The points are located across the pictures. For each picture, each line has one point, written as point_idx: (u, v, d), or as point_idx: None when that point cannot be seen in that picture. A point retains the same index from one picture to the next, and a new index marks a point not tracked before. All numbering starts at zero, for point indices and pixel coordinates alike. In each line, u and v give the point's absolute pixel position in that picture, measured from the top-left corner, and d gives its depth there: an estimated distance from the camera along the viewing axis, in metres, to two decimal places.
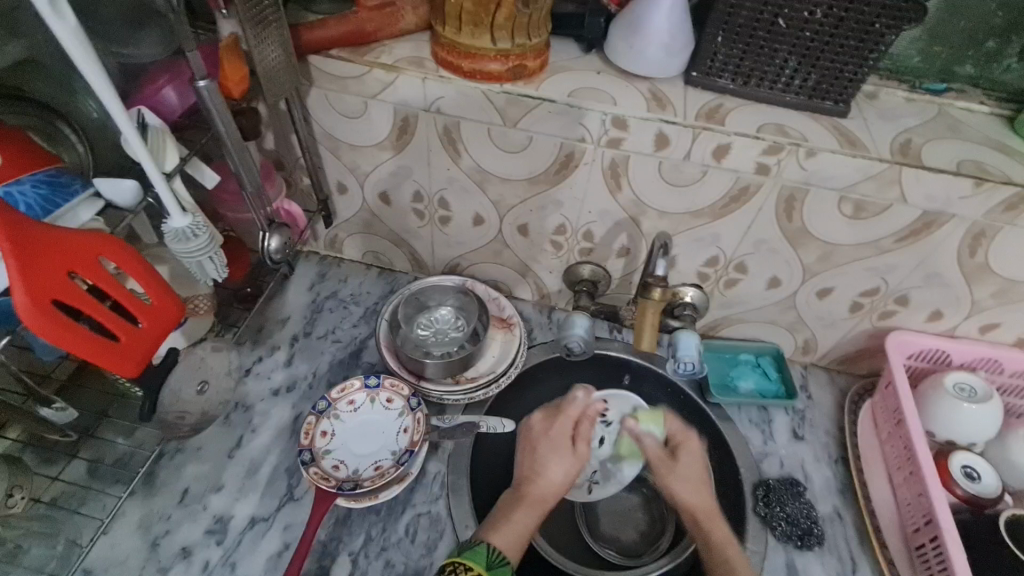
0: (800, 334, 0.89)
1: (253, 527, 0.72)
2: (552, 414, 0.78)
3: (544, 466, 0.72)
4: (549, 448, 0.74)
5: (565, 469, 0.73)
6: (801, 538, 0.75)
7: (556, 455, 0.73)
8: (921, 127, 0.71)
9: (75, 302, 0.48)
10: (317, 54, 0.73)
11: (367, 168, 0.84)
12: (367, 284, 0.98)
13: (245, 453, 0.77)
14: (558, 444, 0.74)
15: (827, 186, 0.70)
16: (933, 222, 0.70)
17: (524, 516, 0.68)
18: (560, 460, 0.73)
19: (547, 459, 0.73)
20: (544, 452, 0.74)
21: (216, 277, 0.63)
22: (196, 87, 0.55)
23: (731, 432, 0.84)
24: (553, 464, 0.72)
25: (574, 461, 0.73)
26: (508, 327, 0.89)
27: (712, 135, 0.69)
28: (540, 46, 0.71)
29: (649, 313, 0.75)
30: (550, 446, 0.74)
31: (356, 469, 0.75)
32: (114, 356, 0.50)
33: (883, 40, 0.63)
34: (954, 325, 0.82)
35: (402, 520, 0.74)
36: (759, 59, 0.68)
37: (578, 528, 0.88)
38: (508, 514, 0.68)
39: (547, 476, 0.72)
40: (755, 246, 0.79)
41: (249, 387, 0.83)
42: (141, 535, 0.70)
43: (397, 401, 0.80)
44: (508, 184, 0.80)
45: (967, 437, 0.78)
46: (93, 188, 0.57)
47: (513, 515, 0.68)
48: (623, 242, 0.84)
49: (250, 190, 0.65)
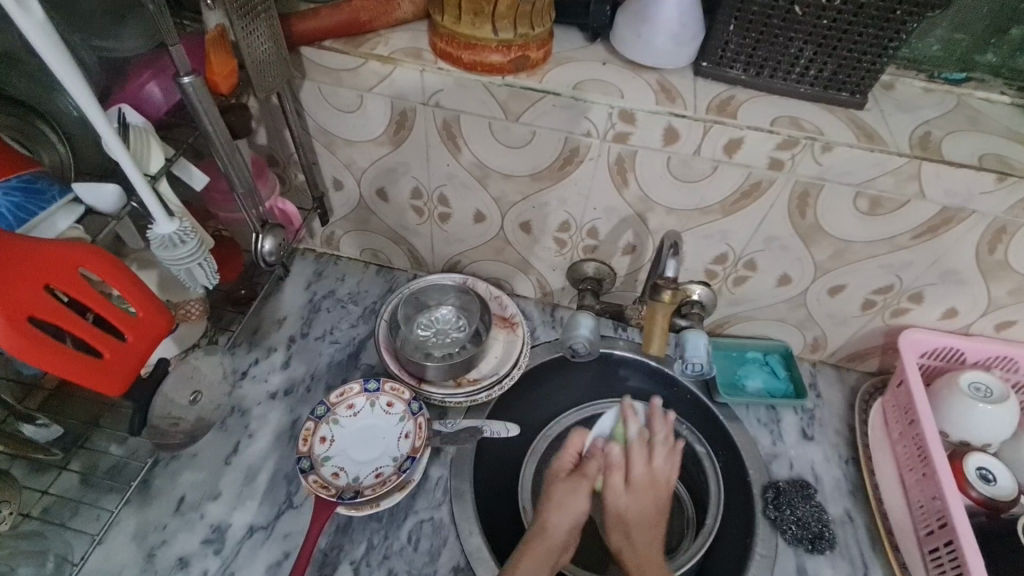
0: (810, 332, 0.87)
1: (251, 537, 0.70)
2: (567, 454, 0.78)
3: (546, 516, 0.71)
4: (555, 499, 0.73)
5: (570, 516, 0.71)
6: (813, 542, 0.73)
7: (561, 507, 0.72)
8: (940, 119, 0.69)
9: (54, 318, 0.45)
10: (310, 46, 0.70)
11: (364, 163, 0.81)
12: (366, 282, 0.95)
13: (243, 459, 0.75)
14: (566, 489, 0.74)
15: (842, 181, 0.67)
16: (953, 218, 0.68)
17: (538, 561, 0.67)
18: (566, 508, 0.72)
19: (554, 509, 0.72)
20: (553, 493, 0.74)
21: (206, 284, 0.60)
22: (181, 84, 0.51)
23: (739, 433, 0.83)
24: (565, 506, 0.72)
25: (580, 501, 0.72)
26: (511, 327, 0.86)
27: (724, 129, 0.66)
28: (543, 35, 0.67)
29: (658, 318, 0.73)
30: (555, 496, 0.73)
31: (357, 477, 0.73)
32: (97, 374, 0.48)
33: (905, 28, 0.60)
34: (969, 323, 0.80)
35: (404, 527, 0.72)
36: (773, 48, 0.65)
37: (609, 545, 0.85)
38: (520, 563, 0.66)
39: (559, 526, 0.71)
40: (766, 243, 0.77)
41: (245, 390, 0.81)
42: (136, 546, 0.68)
43: (398, 405, 0.78)
44: (510, 180, 0.77)
45: (983, 436, 0.76)
46: (73, 193, 0.54)
47: (522, 565, 0.66)
48: (629, 239, 0.81)
49: (241, 191, 0.62)
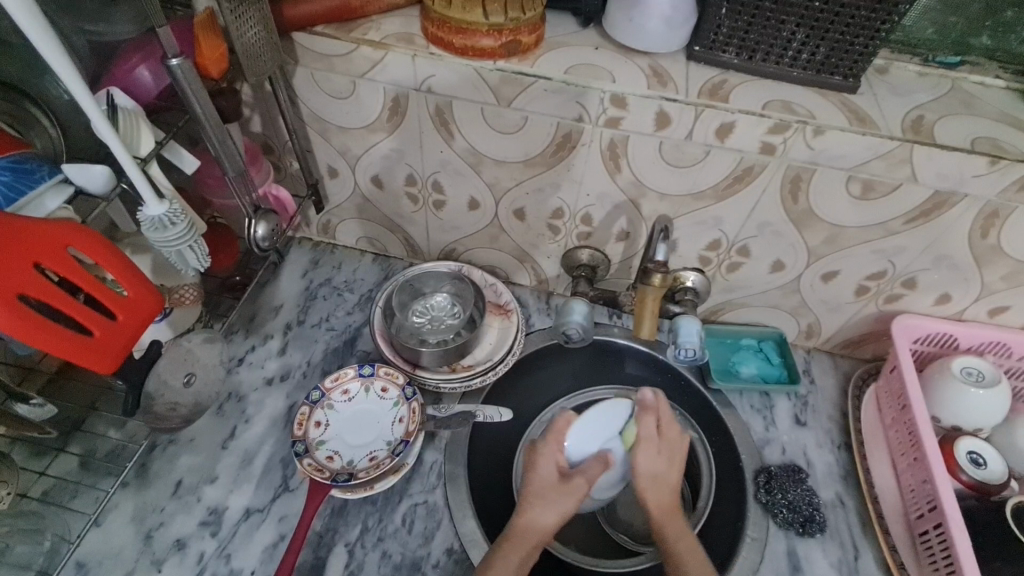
0: (804, 318, 0.87)
1: (247, 519, 0.71)
2: (552, 433, 0.72)
3: (526, 508, 0.67)
4: (541, 496, 0.68)
5: (555, 512, 0.66)
6: (803, 526, 0.74)
7: (547, 504, 0.67)
8: (933, 103, 0.68)
9: (44, 296, 0.46)
10: (302, 31, 0.70)
11: (358, 150, 0.82)
12: (362, 270, 0.96)
13: (239, 444, 0.76)
14: (545, 485, 0.69)
15: (835, 165, 0.67)
16: (945, 202, 0.68)
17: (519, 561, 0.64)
18: (550, 506, 0.67)
19: (535, 502, 0.67)
20: (533, 479, 0.69)
21: (197, 267, 0.60)
22: (169, 66, 0.51)
23: (731, 418, 0.83)
24: (548, 499, 0.67)
25: (568, 506, 0.67)
26: (505, 314, 0.87)
27: (715, 113, 0.65)
28: (535, 19, 0.67)
29: (648, 301, 0.73)
30: (536, 490, 0.68)
31: (351, 460, 0.73)
32: (88, 352, 0.49)
33: (897, 10, 0.60)
34: (962, 309, 0.80)
35: (398, 510, 0.73)
36: (765, 32, 0.65)
37: (615, 536, 0.87)
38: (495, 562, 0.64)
39: (542, 519, 0.66)
40: (759, 229, 0.77)
41: (241, 376, 0.82)
42: (134, 527, 0.69)
43: (392, 390, 0.78)
44: (503, 167, 0.78)
45: (974, 422, 0.76)
46: (62, 174, 0.55)
47: (499, 562, 0.64)
48: (623, 226, 0.81)
49: (232, 175, 0.62)
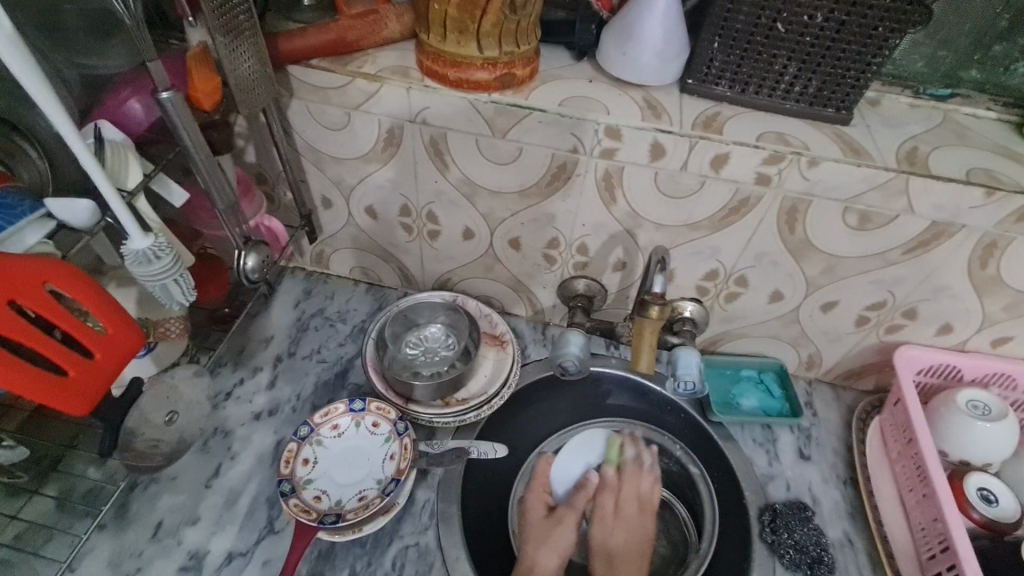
0: (804, 349, 0.86)
1: (229, 563, 0.67)
2: (535, 480, 0.82)
3: (531, 554, 0.73)
4: (538, 537, 0.75)
5: (557, 554, 0.73)
6: (812, 567, 0.71)
7: (545, 543, 0.74)
8: (926, 134, 0.69)
9: (18, 335, 0.45)
10: (297, 64, 0.70)
11: (352, 181, 0.81)
12: (355, 300, 0.94)
13: (224, 482, 0.73)
14: (544, 532, 0.76)
15: (830, 197, 0.67)
16: (943, 232, 0.67)
17: None
18: (551, 546, 0.74)
19: (537, 547, 0.74)
20: (528, 525, 0.77)
21: (183, 301, 0.59)
22: (159, 99, 0.51)
23: (734, 453, 0.81)
24: (550, 543, 0.74)
25: (563, 543, 0.74)
26: (501, 345, 0.85)
27: (710, 144, 0.65)
28: (529, 53, 0.68)
29: (646, 333, 0.70)
30: (533, 531, 0.76)
31: (339, 500, 0.71)
32: (61, 393, 0.47)
33: (886, 44, 0.60)
34: (964, 339, 0.79)
35: (388, 554, 0.70)
36: (757, 65, 0.66)
37: None
38: None
39: (547, 561, 0.72)
40: (757, 259, 0.76)
41: (228, 411, 0.79)
42: (110, 573, 0.66)
43: (383, 424, 0.76)
44: (498, 197, 0.77)
45: (982, 456, 0.74)
46: (45, 208, 0.54)
47: None
48: (619, 256, 0.81)
49: (222, 208, 0.61)
